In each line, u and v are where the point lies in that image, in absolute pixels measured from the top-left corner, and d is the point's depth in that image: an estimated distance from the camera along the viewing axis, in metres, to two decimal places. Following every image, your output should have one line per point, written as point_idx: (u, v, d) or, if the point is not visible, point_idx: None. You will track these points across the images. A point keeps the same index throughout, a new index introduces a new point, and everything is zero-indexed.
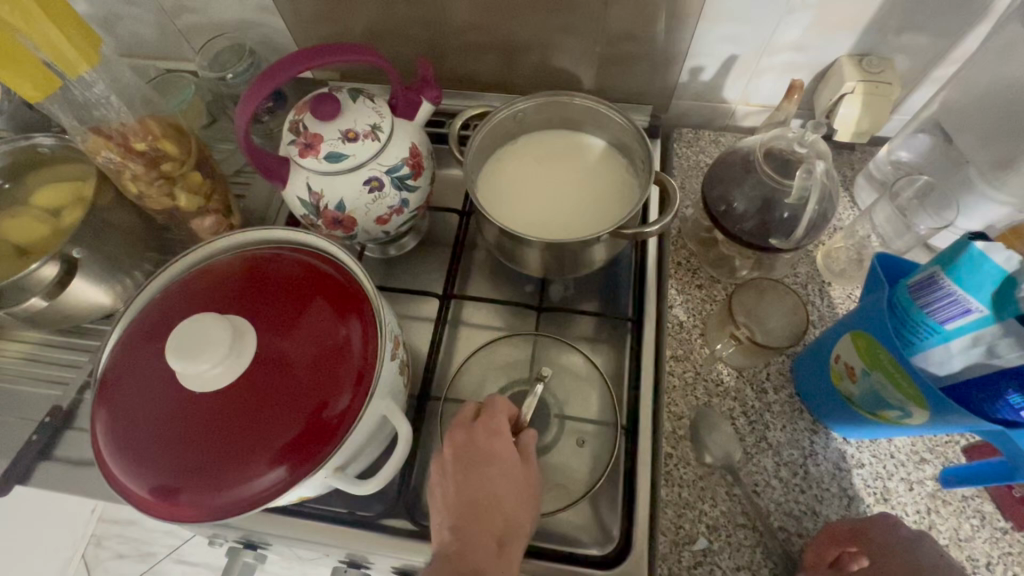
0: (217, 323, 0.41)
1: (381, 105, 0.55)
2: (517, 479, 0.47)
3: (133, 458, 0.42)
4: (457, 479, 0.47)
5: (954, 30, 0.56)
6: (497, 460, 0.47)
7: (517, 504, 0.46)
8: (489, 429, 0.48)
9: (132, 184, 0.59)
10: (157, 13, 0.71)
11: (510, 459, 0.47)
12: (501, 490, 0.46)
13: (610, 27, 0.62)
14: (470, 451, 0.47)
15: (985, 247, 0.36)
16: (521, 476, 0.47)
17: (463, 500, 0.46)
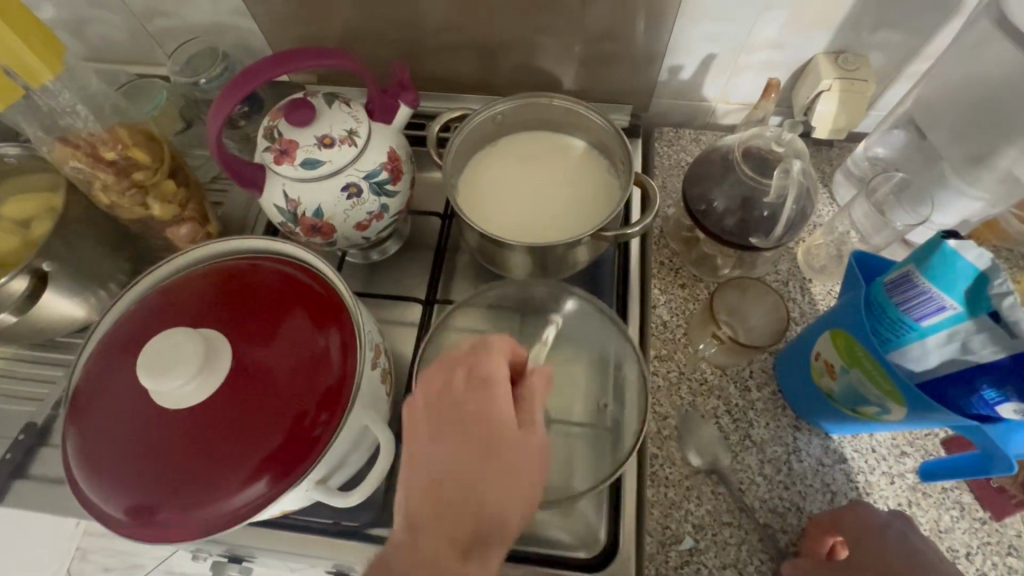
0: (188, 338, 0.41)
1: (357, 109, 0.55)
2: (508, 461, 0.39)
3: (107, 479, 0.41)
4: (432, 458, 0.39)
5: (927, 27, 0.57)
6: (489, 441, 0.39)
7: (504, 497, 0.38)
8: (482, 394, 0.40)
9: (103, 194, 0.57)
10: (126, 18, 0.69)
11: (500, 420, 0.40)
12: (487, 479, 0.38)
13: (588, 27, 0.62)
14: (452, 404, 0.41)
15: (957, 245, 0.37)
16: (516, 462, 0.39)
17: (443, 463, 0.39)
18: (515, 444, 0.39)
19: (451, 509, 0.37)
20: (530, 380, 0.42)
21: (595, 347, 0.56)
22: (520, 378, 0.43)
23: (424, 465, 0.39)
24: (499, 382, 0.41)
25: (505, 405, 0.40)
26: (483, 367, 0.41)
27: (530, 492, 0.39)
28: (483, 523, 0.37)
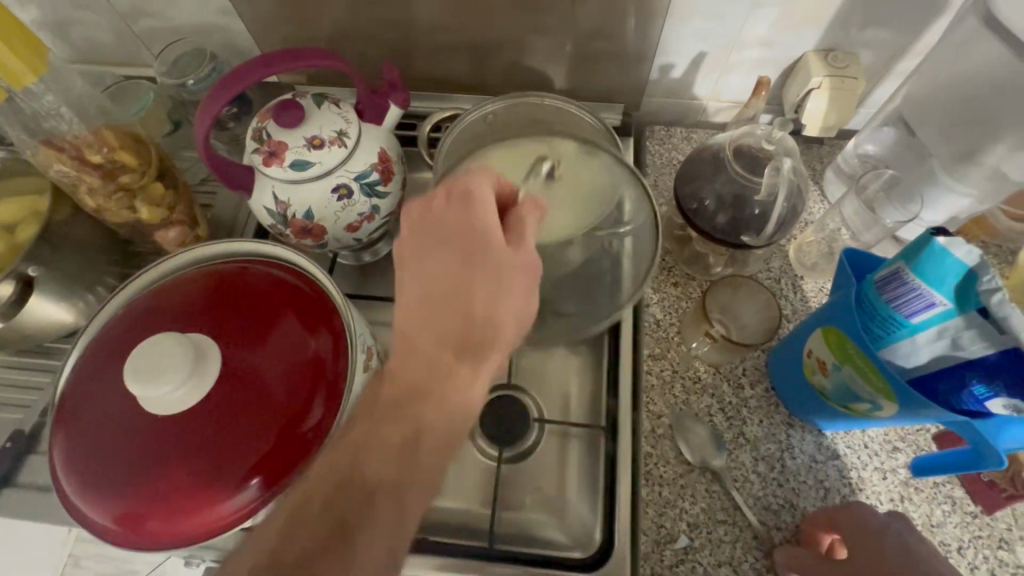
0: (178, 344, 0.40)
1: (347, 110, 0.54)
2: (498, 279, 0.39)
3: (95, 487, 0.41)
4: (423, 271, 0.40)
5: (915, 24, 0.57)
6: (478, 262, 0.39)
7: (493, 312, 0.39)
8: (469, 220, 0.40)
9: (89, 198, 0.57)
10: (111, 18, 0.68)
11: (490, 240, 0.40)
12: (477, 293, 0.39)
13: (579, 25, 0.61)
14: (440, 230, 0.40)
15: (946, 242, 0.37)
16: (506, 277, 0.40)
17: (435, 284, 0.39)
18: (504, 268, 0.40)
19: (443, 316, 0.39)
20: (519, 215, 0.42)
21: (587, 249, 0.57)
22: (509, 208, 0.43)
23: (417, 278, 0.40)
24: (488, 207, 0.41)
25: (494, 228, 0.40)
26: (469, 197, 0.41)
27: (520, 307, 0.40)
28: (476, 336, 0.39)
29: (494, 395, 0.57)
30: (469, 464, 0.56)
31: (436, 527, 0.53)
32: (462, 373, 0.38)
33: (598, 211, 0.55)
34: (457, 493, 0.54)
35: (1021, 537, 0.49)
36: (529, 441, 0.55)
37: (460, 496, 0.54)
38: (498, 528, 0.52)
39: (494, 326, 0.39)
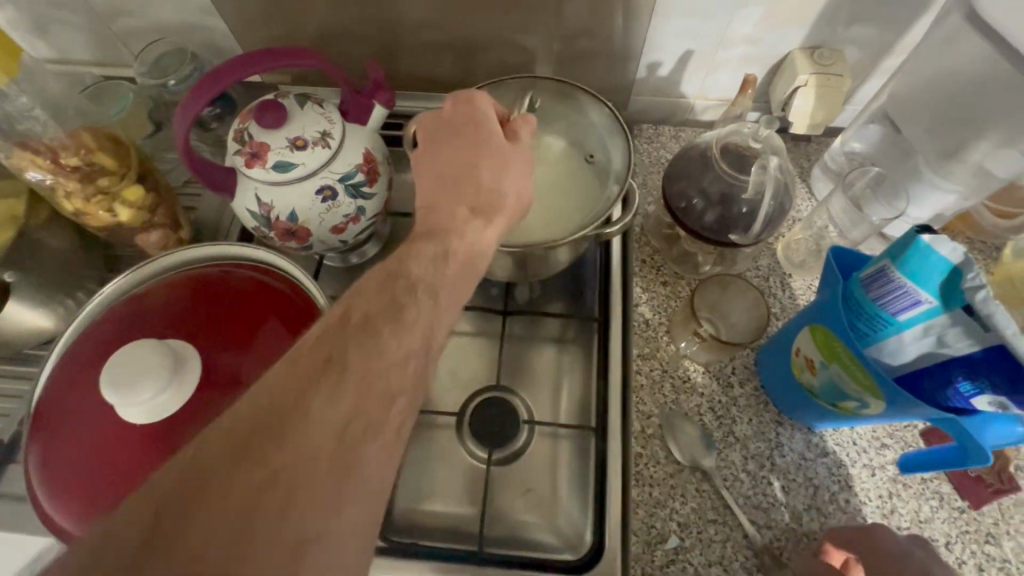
0: (154, 349, 0.39)
1: (331, 111, 0.54)
2: (502, 157, 0.46)
3: (72, 497, 0.40)
4: (436, 158, 0.46)
5: (899, 22, 0.57)
6: (484, 143, 0.46)
7: (500, 185, 0.45)
8: (476, 116, 0.47)
9: (67, 202, 0.56)
10: (90, 17, 0.67)
11: (492, 135, 0.46)
12: (483, 170, 0.45)
13: (565, 24, 0.61)
14: (449, 128, 0.47)
15: (931, 239, 0.37)
16: (507, 158, 0.46)
17: (446, 169, 0.45)
18: (504, 155, 0.46)
19: (455, 190, 0.44)
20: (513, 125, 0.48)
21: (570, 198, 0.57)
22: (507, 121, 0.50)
23: (432, 159, 0.46)
24: (489, 113, 0.48)
25: (496, 126, 0.47)
26: (472, 101, 0.48)
27: (523, 182, 0.46)
28: (485, 199, 0.43)
29: (485, 395, 0.57)
30: (458, 466, 0.55)
31: (426, 530, 0.52)
32: (474, 238, 0.41)
33: (591, 209, 0.56)
34: (447, 496, 0.54)
35: (1007, 531, 0.50)
36: (519, 443, 0.55)
37: (449, 498, 0.54)
38: (487, 531, 0.51)
39: (500, 195, 0.44)
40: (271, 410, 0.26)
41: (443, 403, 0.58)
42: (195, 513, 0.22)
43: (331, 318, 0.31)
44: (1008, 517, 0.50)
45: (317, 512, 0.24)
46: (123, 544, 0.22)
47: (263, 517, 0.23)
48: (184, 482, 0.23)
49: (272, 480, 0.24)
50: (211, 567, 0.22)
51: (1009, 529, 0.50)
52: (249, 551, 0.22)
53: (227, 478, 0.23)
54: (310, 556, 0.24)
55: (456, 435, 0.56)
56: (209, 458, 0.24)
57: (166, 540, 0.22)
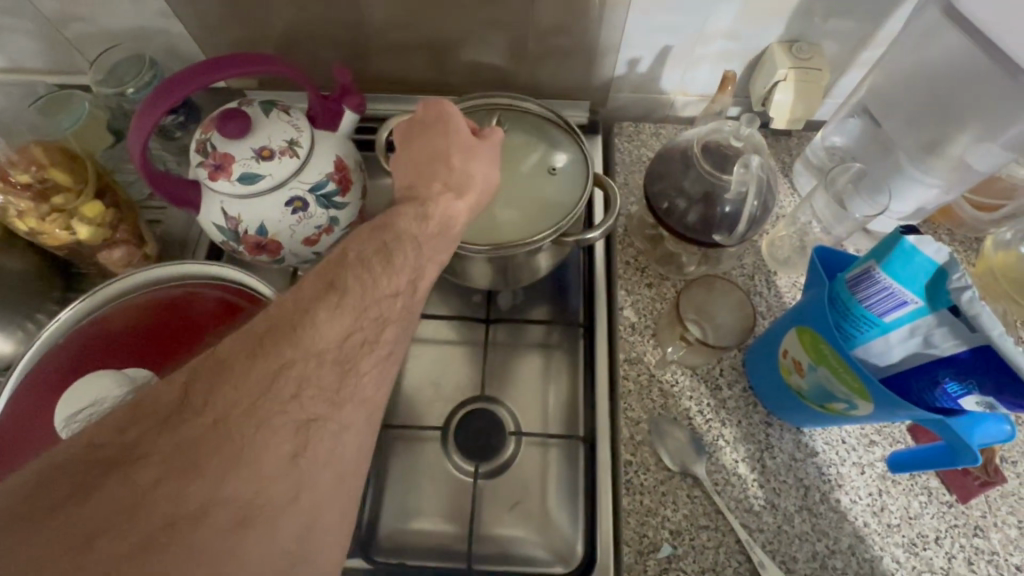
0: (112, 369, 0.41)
1: (298, 118, 0.51)
2: (469, 143, 0.45)
3: None
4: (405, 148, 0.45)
5: (876, 15, 0.57)
6: (453, 137, 0.44)
7: (469, 167, 0.43)
8: (447, 116, 0.45)
9: (20, 221, 0.53)
10: (40, 24, 0.64)
11: (464, 138, 0.44)
12: (455, 173, 0.43)
13: (540, 22, 0.59)
14: (419, 127, 0.45)
15: (916, 240, 0.36)
16: (477, 156, 0.44)
17: (424, 167, 0.43)
18: (472, 141, 0.45)
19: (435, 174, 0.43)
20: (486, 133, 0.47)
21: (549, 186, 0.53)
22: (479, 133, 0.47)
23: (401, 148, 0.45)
24: (460, 119, 0.45)
25: (466, 129, 0.45)
26: (443, 103, 0.46)
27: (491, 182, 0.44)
28: (458, 180, 0.43)
29: (469, 407, 0.56)
30: (445, 479, 0.54)
31: (413, 549, 0.51)
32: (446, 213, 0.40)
33: (561, 208, 0.51)
34: (434, 511, 0.52)
35: (995, 524, 0.50)
36: (506, 454, 0.54)
37: (436, 514, 0.52)
38: (476, 548, 0.51)
39: (470, 177, 0.43)
40: (281, 318, 0.30)
41: (427, 415, 0.56)
42: (219, 387, 0.27)
43: (332, 256, 0.34)
44: (995, 509, 0.50)
45: (319, 401, 0.29)
46: (164, 403, 0.27)
47: (273, 397, 0.28)
48: (210, 362, 0.28)
49: (280, 372, 0.28)
50: (234, 422, 0.27)
51: (996, 522, 0.50)
52: (260, 421, 0.27)
53: (242, 365, 0.28)
54: (311, 434, 0.29)
55: (442, 449, 0.55)
56: (231, 349, 0.29)
57: (198, 401, 0.27)
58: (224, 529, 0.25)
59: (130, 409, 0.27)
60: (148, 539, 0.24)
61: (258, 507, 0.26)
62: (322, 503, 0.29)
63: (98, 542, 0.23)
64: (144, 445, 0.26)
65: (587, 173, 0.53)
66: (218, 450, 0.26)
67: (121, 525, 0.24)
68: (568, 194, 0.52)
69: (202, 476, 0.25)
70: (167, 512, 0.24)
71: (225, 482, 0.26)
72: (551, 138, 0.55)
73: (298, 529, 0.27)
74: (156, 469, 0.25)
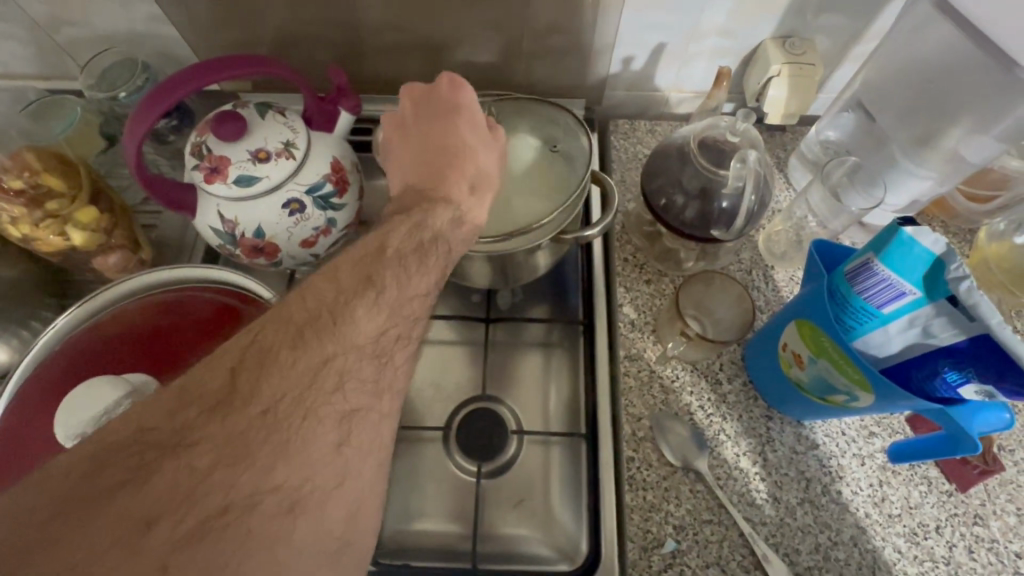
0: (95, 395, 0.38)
1: (293, 119, 0.51)
2: (482, 134, 0.46)
3: None
4: (420, 139, 0.46)
5: (868, 11, 0.58)
6: (464, 127, 0.45)
7: (479, 163, 0.44)
8: (462, 102, 0.46)
9: (14, 227, 0.53)
10: (29, 28, 0.63)
11: (478, 129, 0.46)
12: (463, 171, 0.43)
13: (535, 20, 0.59)
14: (434, 105, 0.46)
15: (913, 231, 0.36)
16: (486, 151, 0.45)
17: (432, 169, 0.44)
18: (483, 134, 0.46)
19: (443, 177, 0.43)
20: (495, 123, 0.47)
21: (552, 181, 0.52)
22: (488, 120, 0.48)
23: (415, 142, 0.46)
24: (475, 110, 0.46)
25: (481, 121, 0.46)
26: (463, 86, 0.46)
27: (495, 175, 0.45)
28: (477, 174, 0.44)
29: (470, 407, 0.56)
30: (448, 481, 0.54)
31: (416, 551, 0.51)
32: (476, 217, 0.43)
33: (572, 185, 0.51)
34: (438, 512, 0.52)
35: (994, 511, 0.50)
36: (508, 454, 0.54)
37: (442, 515, 0.52)
38: (479, 547, 0.51)
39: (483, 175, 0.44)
40: (321, 309, 0.31)
41: (429, 416, 0.56)
42: (268, 376, 0.28)
43: (369, 248, 0.35)
44: (993, 498, 0.51)
45: (361, 394, 0.31)
46: (212, 390, 0.28)
47: (318, 389, 0.29)
48: (255, 351, 0.29)
49: (323, 366, 0.29)
50: (282, 413, 0.28)
51: (996, 510, 0.50)
52: (307, 415, 0.28)
53: (288, 356, 0.29)
54: (354, 424, 0.30)
55: (443, 449, 0.55)
56: (273, 339, 0.30)
57: (246, 390, 0.28)
58: (277, 514, 0.26)
59: (179, 394, 0.28)
60: (203, 525, 0.25)
61: (304, 494, 0.27)
62: (359, 491, 0.30)
63: (159, 526, 0.24)
64: (195, 431, 0.26)
65: (585, 167, 0.51)
66: (270, 435, 0.27)
67: (177, 510, 0.24)
68: (572, 171, 0.52)
69: (254, 464, 0.26)
70: (224, 497, 0.25)
71: (275, 470, 0.27)
72: (551, 119, 0.55)
73: (344, 515, 0.29)
74: (210, 455, 0.26)
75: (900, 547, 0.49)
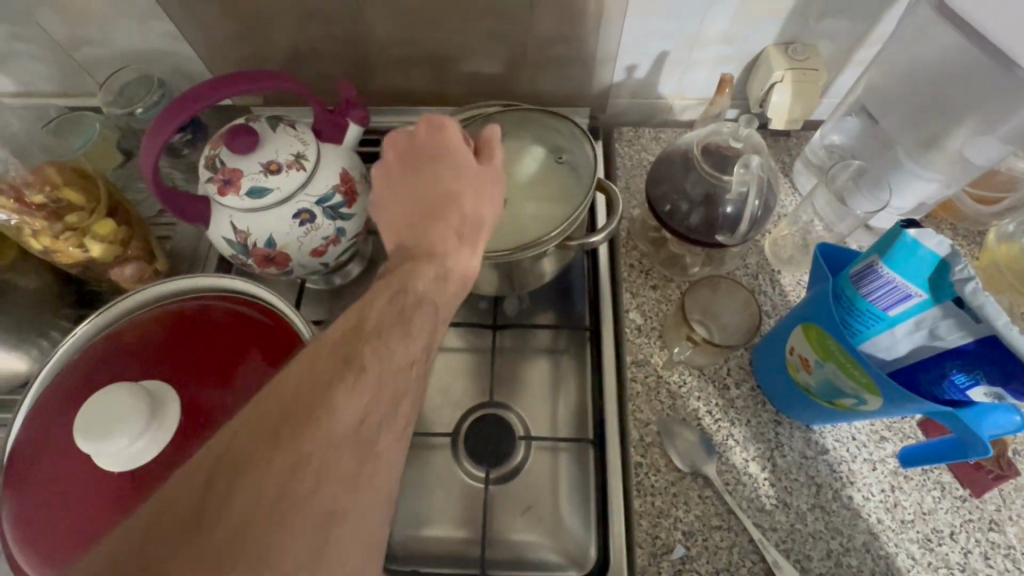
0: (112, 403, 0.38)
1: (304, 132, 0.52)
2: (473, 172, 0.44)
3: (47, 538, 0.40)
4: (412, 181, 0.44)
5: (871, 15, 0.58)
6: (453, 167, 0.44)
7: (471, 205, 0.43)
8: (446, 143, 0.44)
9: (35, 240, 0.55)
10: (51, 48, 0.65)
11: (467, 169, 0.44)
12: (453, 214, 0.42)
13: (539, 30, 0.60)
14: (416, 148, 0.45)
15: (917, 234, 0.36)
16: (479, 188, 0.44)
17: (420, 213, 0.42)
18: (475, 173, 0.44)
19: (433, 222, 0.41)
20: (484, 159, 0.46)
21: (557, 190, 0.53)
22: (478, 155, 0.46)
23: (402, 187, 0.44)
24: (462, 148, 0.45)
25: (470, 159, 0.45)
26: (444, 128, 0.45)
27: (489, 216, 0.44)
28: (467, 218, 0.42)
29: (478, 413, 0.56)
30: (456, 487, 0.54)
31: (425, 557, 0.51)
32: (464, 268, 0.40)
33: (578, 194, 0.52)
34: (447, 518, 0.53)
35: (1010, 517, 0.50)
36: (517, 459, 0.54)
37: (451, 521, 0.52)
38: (490, 553, 0.51)
39: (476, 218, 0.43)
40: (293, 400, 0.26)
41: (438, 422, 0.56)
42: (235, 490, 0.24)
43: (348, 321, 0.31)
44: (1009, 503, 0.50)
45: (344, 493, 0.26)
46: (172, 515, 0.23)
47: (291, 499, 0.24)
48: (221, 464, 0.24)
49: (297, 470, 0.25)
50: (254, 537, 0.23)
51: (1012, 515, 0.50)
52: (281, 520, 0.24)
53: (257, 464, 0.24)
54: (338, 532, 0.25)
55: (452, 455, 0.55)
56: (242, 446, 0.25)
57: (212, 510, 0.23)
58: None
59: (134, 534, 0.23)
60: None
61: None
62: None
63: None
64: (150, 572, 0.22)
65: (590, 178, 0.52)
66: (239, 555, 0.22)
67: None
68: (578, 182, 0.53)
69: None
70: None
71: None
72: (555, 129, 0.56)
73: None
74: None
75: (914, 554, 0.48)
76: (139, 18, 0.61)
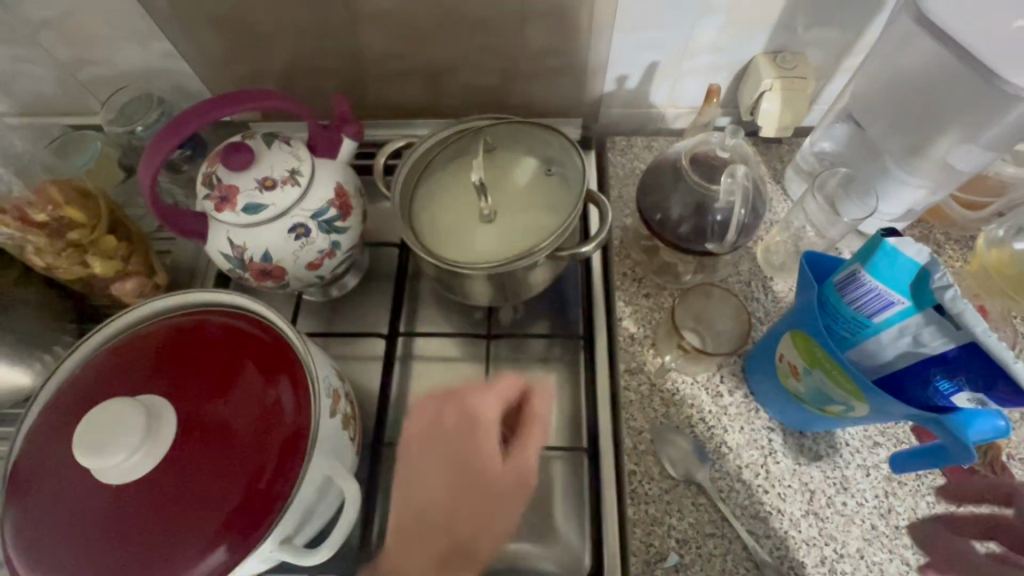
0: (117, 413, 0.40)
1: (298, 147, 0.53)
2: (503, 495, 0.51)
3: (47, 550, 0.41)
4: (434, 465, 0.53)
5: (858, 23, 0.58)
6: (474, 474, 0.51)
7: (481, 536, 0.50)
8: (473, 458, 0.52)
9: (37, 256, 0.56)
10: (54, 68, 0.67)
11: (497, 488, 0.51)
12: (465, 541, 0.50)
13: (530, 43, 0.61)
14: (448, 437, 0.53)
15: (897, 242, 0.38)
16: (496, 504, 0.50)
17: (433, 525, 0.50)
18: (497, 481, 0.51)
19: (435, 536, 0.50)
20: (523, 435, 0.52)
21: (548, 201, 0.53)
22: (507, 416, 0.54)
23: (429, 460, 0.53)
24: (498, 459, 0.52)
25: (497, 464, 0.51)
26: (474, 427, 0.53)
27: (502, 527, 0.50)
28: (476, 523, 0.50)
29: None
30: None
31: None
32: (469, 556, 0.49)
33: (568, 205, 0.52)
34: None
35: None
36: None
37: None
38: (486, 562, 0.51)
39: (472, 548, 0.49)
40: None
41: None
42: None
43: (402, 532, 0.51)
44: None
45: None
46: None
47: None
48: None
49: None
50: None
51: None
52: None
53: None
54: None
55: None
56: None
57: None
58: None
59: None
60: None
61: None
62: None
63: None
64: None
65: (580, 188, 0.53)
66: None
67: None
68: (569, 193, 0.53)
69: None
70: None
71: None
72: (544, 139, 0.56)
73: None
74: None
75: (907, 560, 0.48)
76: (138, 37, 0.63)
